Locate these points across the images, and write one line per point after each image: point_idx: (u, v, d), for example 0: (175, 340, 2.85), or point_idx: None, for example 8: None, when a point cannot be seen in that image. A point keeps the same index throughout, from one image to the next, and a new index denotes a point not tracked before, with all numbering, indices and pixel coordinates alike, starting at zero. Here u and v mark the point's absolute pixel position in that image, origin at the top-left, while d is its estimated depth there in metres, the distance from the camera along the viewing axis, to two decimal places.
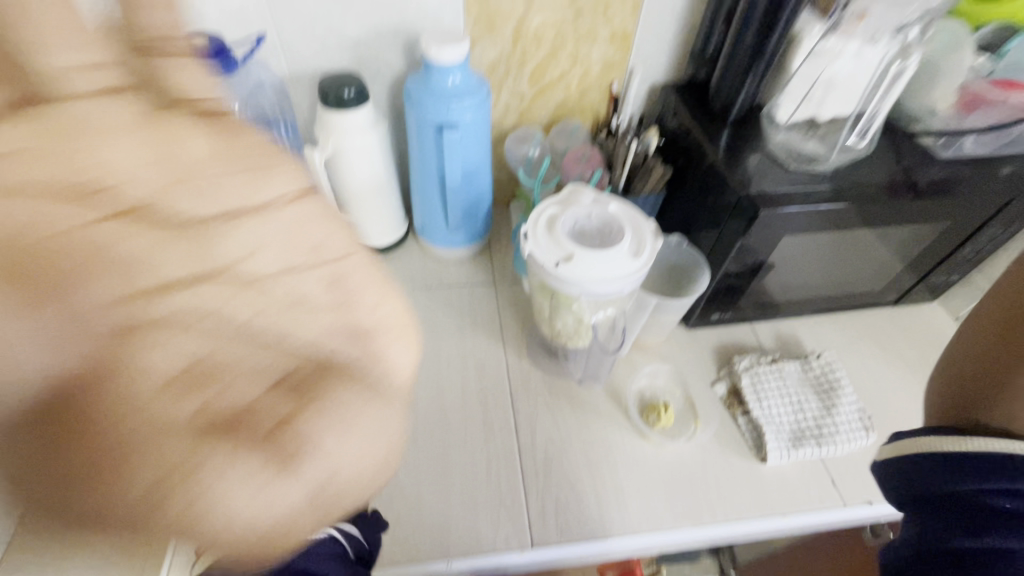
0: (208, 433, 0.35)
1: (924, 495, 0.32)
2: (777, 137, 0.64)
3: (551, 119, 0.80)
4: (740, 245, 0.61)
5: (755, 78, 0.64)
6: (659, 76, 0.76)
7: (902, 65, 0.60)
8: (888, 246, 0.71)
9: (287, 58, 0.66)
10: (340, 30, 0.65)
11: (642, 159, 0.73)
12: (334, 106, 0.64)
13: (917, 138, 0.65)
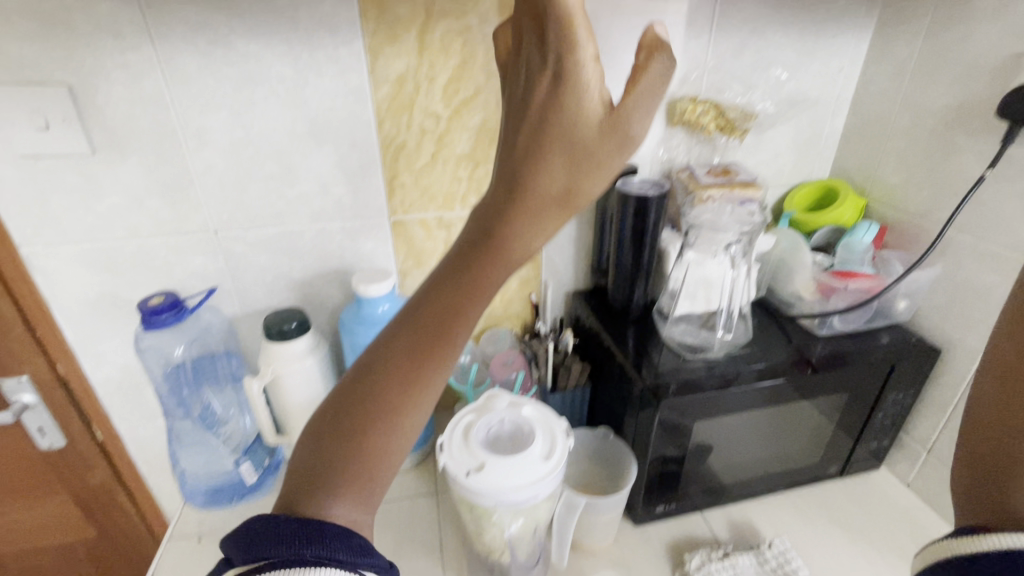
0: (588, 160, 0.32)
1: None
2: (673, 332, 0.72)
3: (481, 328, 0.86)
4: (655, 434, 0.65)
5: (642, 283, 0.75)
6: (571, 284, 0.87)
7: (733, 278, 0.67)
8: (809, 420, 0.74)
9: (240, 301, 0.77)
10: (289, 275, 0.77)
11: (560, 357, 0.79)
12: (277, 338, 0.73)
13: (797, 321, 0.74)
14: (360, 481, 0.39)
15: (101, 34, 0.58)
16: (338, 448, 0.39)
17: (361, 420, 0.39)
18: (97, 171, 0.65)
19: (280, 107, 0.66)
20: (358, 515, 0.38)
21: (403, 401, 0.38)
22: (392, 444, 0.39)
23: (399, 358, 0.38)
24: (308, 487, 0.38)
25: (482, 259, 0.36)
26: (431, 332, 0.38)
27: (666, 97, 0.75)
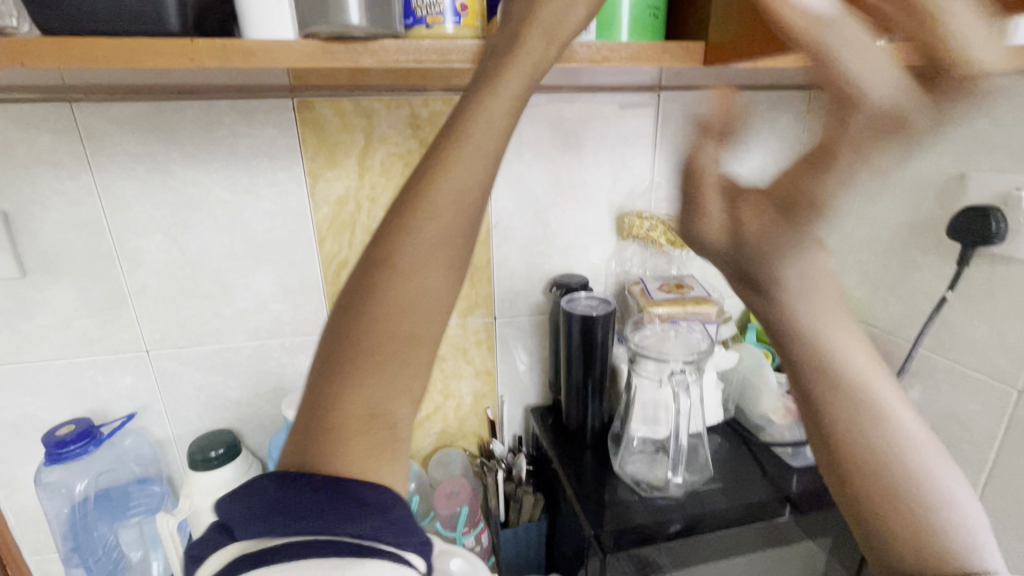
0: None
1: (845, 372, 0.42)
2: (629, 464, 0.64)
3: (434, 449, 0.80)
4: None
5: (597, 403, 0.69)
6: (531, 399, 0.82)
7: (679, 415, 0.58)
8: None
9: (170, 422, 0.72)
10: (223, 393, 0.73)
11: (514, 485, 0.73)
12: (199, 467, 0.67)
13: (773, 448, 0.67)
14: (395, 367, 0.31)
15: (41, 164, 0.59)
16: (362, 334, 0.30)
17: (383, 294, 0.31)
18: (26, 294, 0.64)
19: (218, 227, 0.65)
20: (391, 406, 0.31)
21: (429, 265, 0.31)
22: (423, 316, 0.31)
23: (428, 211, 0.31)
24: (335, 384, 0.30)
25: (504, 89, 0.33)
26: (461, 173, 0.32)
27: (616, 210, 0.74)
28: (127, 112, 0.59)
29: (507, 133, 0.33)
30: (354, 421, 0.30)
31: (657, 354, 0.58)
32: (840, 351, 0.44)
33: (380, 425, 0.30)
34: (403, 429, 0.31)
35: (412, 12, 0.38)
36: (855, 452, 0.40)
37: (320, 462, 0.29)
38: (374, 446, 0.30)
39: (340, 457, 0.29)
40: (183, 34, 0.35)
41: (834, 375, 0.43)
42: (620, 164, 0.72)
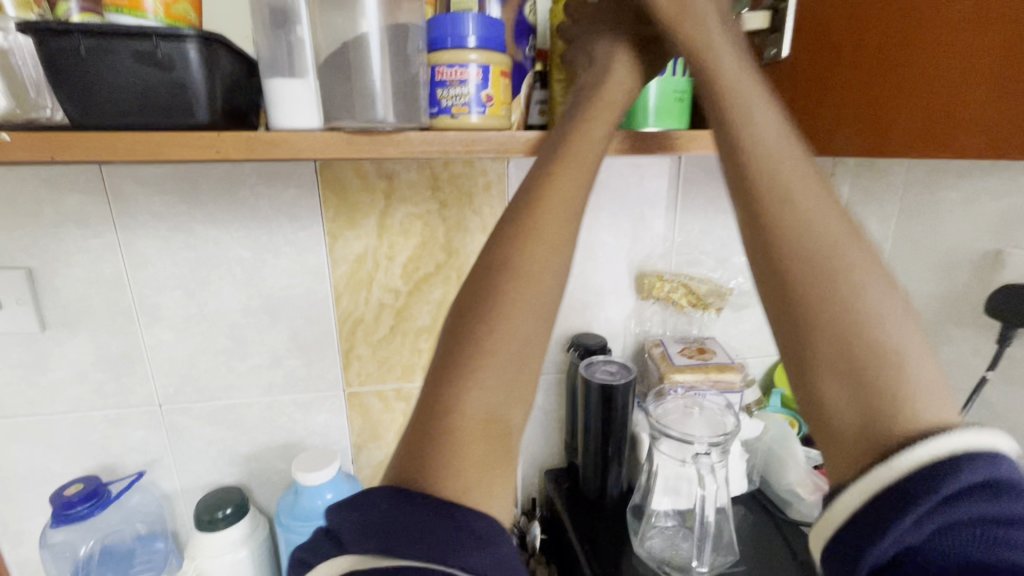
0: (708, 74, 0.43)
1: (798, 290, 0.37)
2: (649, 540, 0.61)
3: None
4: None
5: (615, 471, 0.67)
6: (545, 458, 0.79)
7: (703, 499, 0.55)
8: None
9: (178, 476, 0.71)
10: (233, 449, 0.72)
11: (526, 555, 0.70)
12: (206, 528, 0.65)
13: (803, 527, 0.64)
14: (509, 373, 0.36)
15: (67, 223, 0.60)
16: (482, 343, 0.36)
17: (490, 327, 0.37)
18: (45, 348, 0.64)
19: (236, 283, 0.65)
20: (505, 413, 0.36)
21: (531, 290, 0.38)
22: (527, 330, 0.38)
23: (532, 246, 0.39)
24: (456, 387, 0.35)
25: (582, 145, 0.41)
26: (554, 220, 0.40)
27: (635, 269, 0.73)
28: (153, 173, 0.60)
29: (583, 188, 0.41)
30: (474, 422, 0.35)
31: (680, 434, 0.56)
32: (793, 175, 0.38)
33: (497, 429, 0.35)
34: (514, 433, 0.37)
35: (438, 103, 0.41)
36: (814, 294, 0.36)
37: (435, 474, 0.33)
38: (491, 445, 0.35)
39: (457, 457, 0.33)
40: (212, 125, 0.38)
41: (789, 204, 0.38)
42: (640, 224, 0.71)
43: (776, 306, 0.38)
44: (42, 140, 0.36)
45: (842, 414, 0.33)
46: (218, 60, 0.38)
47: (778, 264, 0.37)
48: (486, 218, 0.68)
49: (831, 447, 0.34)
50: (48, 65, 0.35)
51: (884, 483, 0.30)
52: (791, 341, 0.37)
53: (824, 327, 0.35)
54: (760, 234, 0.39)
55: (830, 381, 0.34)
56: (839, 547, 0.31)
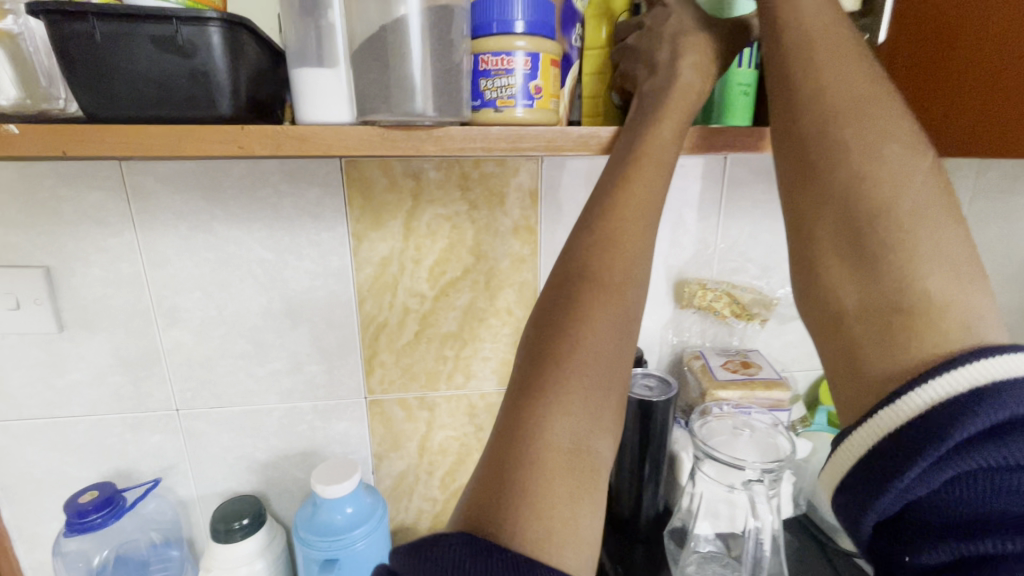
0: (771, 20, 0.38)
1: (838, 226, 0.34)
2: (690, 567, 0.55)
3: None
4: None
5: (651, 493, 0.62)
6: None
7: (755, 527, 0.53)
8: None
9: (195, 482, 0.69)
10: (251, 456, 0.69)
11: None
12: (222, 538, 0.62)
13: (855, 558, 0.59)
14: (593, 394, 0.33)
15: (86, 220, 0.58)
16: (563, 363, 0.33)
17: (570, 340, 0.34)
18: (62, 349, 0.62)
19: (257, 285, 0.63)
20: (591, 441, 0.33)
21: (611, 304, 0.35)
22: (606, 342, 0.35)
23: (611, 254, 0.36)
24: (539, 414, 0.32)
25: (659, 147, 0.38)
26: (633, 229, 0.37)
27: (674, 277, 0.69)
28: (174, 170, 0.58)
29: (661, 192, 0.38)
30: (559, 455, 0.31)
31: (729, 457, 0.51)
32: (833, 67, 0.35)
33: (584, 463, 0.32)
34: (601, 465, 0.33)
35: (481, 95, 0.37)
36: (835, 190, 0.34)
37: (517, 520, 0.29)
38: (579, 481, 0.31)
39: (545, 498, 0.30)
40: (235, 118, 0.35)
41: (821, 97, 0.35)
42: (680, 228, 0.67)
43: (792, 206, 0.36)
44: (49, 131, 0.33)
45: (849, 308, 0.33)
46: (242, 46, 0.35)
47: (800, 157, 0.36)
48: (517, 219, 0.64)
49: (833, 341, 0.34)
50: (61, 52, 0.33)
51: (896, 418, 0.29)
52: (808, 267, 0.35)
53: (838, 225, 0.33)
54: (802, 168, 0.35)
55: (840, 273, 0.33)
56: (848, 484, 0.31)
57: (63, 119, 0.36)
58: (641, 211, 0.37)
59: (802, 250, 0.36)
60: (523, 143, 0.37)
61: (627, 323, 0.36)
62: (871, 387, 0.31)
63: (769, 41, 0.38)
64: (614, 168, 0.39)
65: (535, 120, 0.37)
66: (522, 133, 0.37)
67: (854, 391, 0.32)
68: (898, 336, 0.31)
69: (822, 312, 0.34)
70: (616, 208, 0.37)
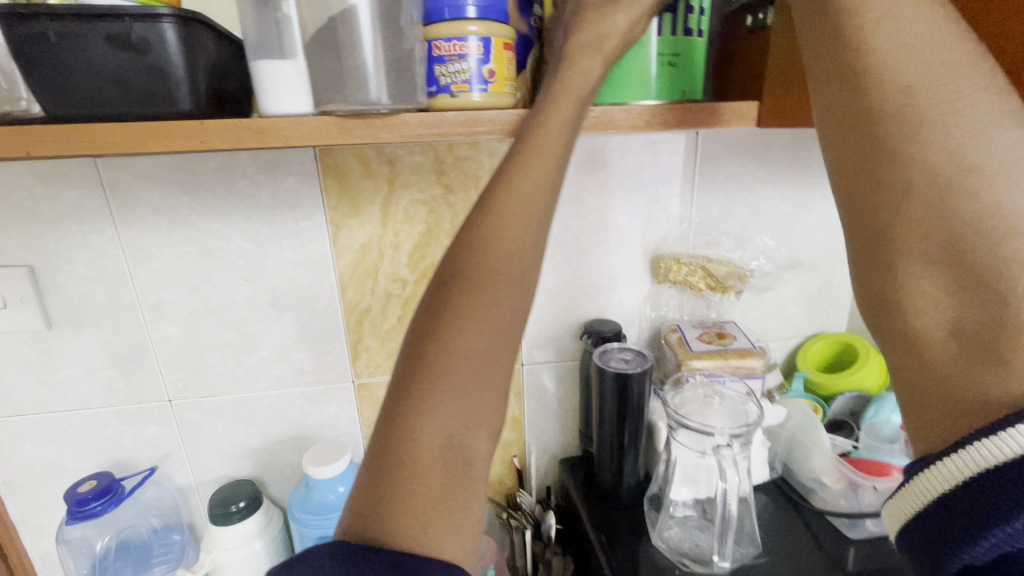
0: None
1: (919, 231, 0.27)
2: (668, 530, 0.59)
3: None
4: None
5: (630, 461, 0.64)
6: (559, 447, 0.78)
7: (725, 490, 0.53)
8: None
9: (193, 469, 0.71)
10: (245, 442, 0.71)
11: (541, 545, 0.69)
12: (220, 521, 0.64)
13: (827, 516, 0.62)
14: (468, 400, 0.33)
15: (66, 218, 0.59)
16: (432, 368, 0.33)
17: (453, 344, 0.33)
18: (53, 346, 0.63)
19: (240, 276, 0.64)
20: (464, 438, 0.32)
21: (487, 309, 0.34)
22: (482, 346, 0.34)
23: (486, 259, 0.35)
24: (410, 417, 0.32)
25: (543, 141, 0.37)
26: (514, 226, 0.36)
27: (651, 253, 0.70)
28: (150, 166, 0.58)
29: (553, 180, 0.38)
30: (426, 455, 0.31)
31: (699, 425, 0.53)
32: (901, 23, 0.28)
33: (449, 466, 0.31)
34: (476, 464, 0.33)
35: (436, 81, 0.38)
36: (919, 182, 0.27)
37: (382, 519, 0.29)
38: (445, 483, 0.31)
39: (410, 504, 0.30)
40: (196, 112, 0.36)
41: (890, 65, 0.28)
42: (656, 204, 0.68)
43: (859, 201, 0.29)
44: (15, 132, 0.34)
45: (936, 323, 0.27)
46: (197, 39, 0.36)
47: (866, 141, 0.29)
48: None
49: (909, 363, 0.28)
50: (19, 55, 0.33)
51: (987, 457, 0.23)
52: (880, 278, 0.29)
53: (926, 226, 0.27)
54: (869, 153, 0.29)
55: (927, 286, 0.27)
56: (924, 528, 0.25)
57: (28, 119, 0.37)
58: (527, 201, 0.36)
59: (876, 252, 0.29)
60: (478, 129, 0.38)
61: (517, 321, 0.35)
62: (951, 412, 0.26)
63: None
64: (506, 161, 0.38)
65: (490, 103, 0.38)
66: (474, 117, 0.38)
67: (938, 419, 0.27)
68: (997, 359, 0.25)
69: (898, 327, 0.28)
70: (492, 202, 0.36)
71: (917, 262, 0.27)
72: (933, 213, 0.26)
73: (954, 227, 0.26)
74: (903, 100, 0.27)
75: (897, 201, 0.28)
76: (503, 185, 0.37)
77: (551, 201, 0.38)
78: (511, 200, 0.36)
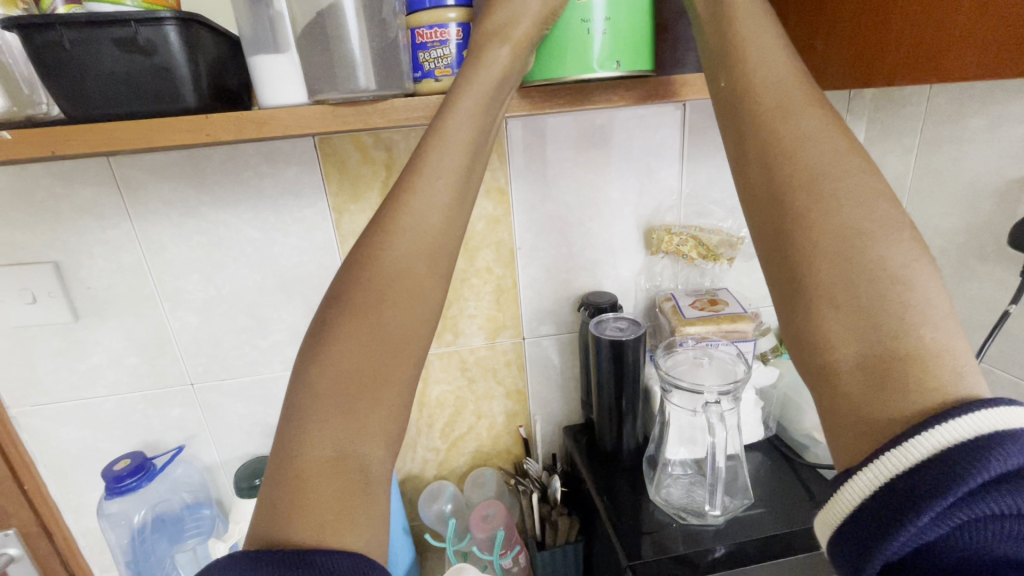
0: (714, 64, 0.36)
1: (826, 270, 0.28)
2: (665, 488, 0.62)
3: (469, 467, 0.81)
4: None
5: (629, 426, 0.68)
6: (562, 416, 0.81)
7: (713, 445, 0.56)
8: None
9: (217, 448, 0.76)
10: (265, 421, 0.75)
11: (549, 506, 0.72)
12: (246, 494, 0.69)
13: (819, 469, 0.65)
14: (356, 414, 0.32)
15: (84, 216, 0.62)
16: (314, 386, 0.32)
17: (331, 361, 0.32)
18: (81, 336, 0.67)
19: (251, 263, 0.67)
20: (356, 447, 0.32)
21: (369, 324, 0.33)
22: (365, 360, 0.33)
23: (381, 279, 0.34)
24: (295, 430, 0.31)
25: (439, 154, 0.36)
26: (417, 220, 0.35)
27: (643, 225, 0.72)
28: (159, 161, 0.61)
29: (468, 170, 0.37)
30: (319, 466, 0.31)
31: (690, 385, 0.57)
32: (786, 103, 0.32)
33: (344, 474, 0.31)
34: (374, 467, 0.32)
35: (421, 67, 0.41)
36: (818, 233, 0.29)
37: (289, 520, 0.30)
38: (337, 490, 0.30)
39: (310, 505, 0.30)
40: (200, 108, 0.39)
41: (796, 131, 0.31)
42: (647, 177, 0.70)
43: (772, 244, 0.31)
44: (35, 133, 0.37)
45: (843, 359, 0.27)
46: (198, 39, 0.38)
47: (774, 193, 0.31)
48: (489, 181, 0.67)
49: (825, 398, 0.28)
50: (37, 62, 0.36)
51: (902, 460, 0.24)
52: (797, 314, 0.29)
53: (832, 270, 0.28)
54: (776, 205, 0.31)
55: (837, 321, 0.28)
56: (846, 533, 0.26)
57: (46, 122, 0.40)
58: (430, 197, 0.35)
59: (789, 294, 0.30)
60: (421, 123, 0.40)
61: (410, 330, 0.34)
62: (868, 428, 0.26)
63: (733, 61, 0.34)
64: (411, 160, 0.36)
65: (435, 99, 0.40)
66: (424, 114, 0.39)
67: (857, 444, 0.27)
68: (899, 386, 0.26)
69: (813, 363, 0.29)
70: (394, 204, 0.35)
71: (825, 300, 0.28)
72: (836, 255, 0.28)
73: (852, 267, 0.28)
74: (801, 158, 0.30)
75: (802, 246, 0.29)
76: (402, 187, 0.36)
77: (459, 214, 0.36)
78: (407, 201, 0.35)
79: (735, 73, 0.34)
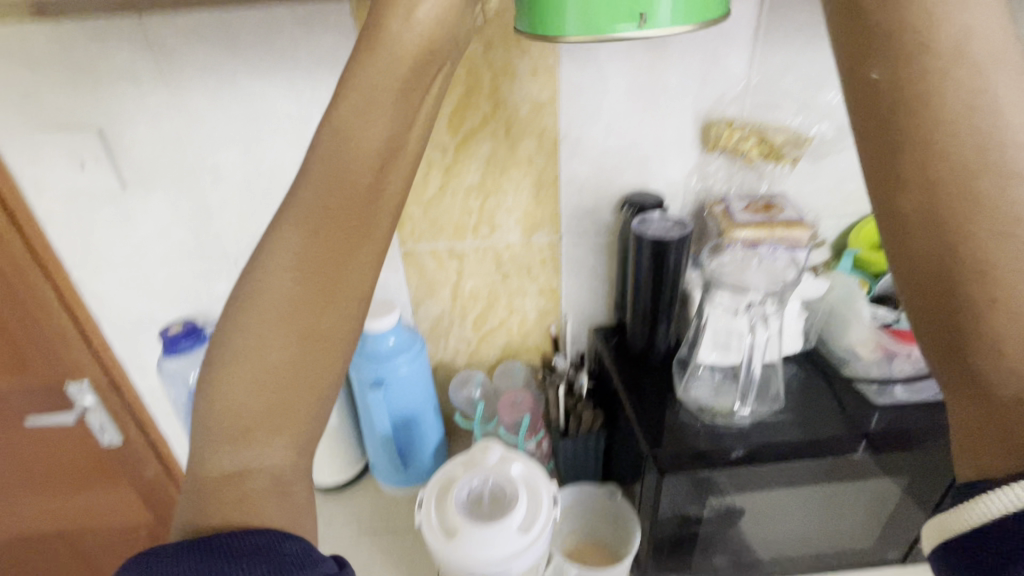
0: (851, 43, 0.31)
1: (1001, 313, 0.28)
2: (695, 391, 0.63)
3: (497, 360, 0.84)
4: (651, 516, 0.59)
5: (664, 328, 0.67)
6: (595, 318, 0.81)
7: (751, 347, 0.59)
8: (862, 510, 0.61)
9: None
10: None
11: (573, 400, 0.73)
12: None
13: (855, 384, 0.63)
14: (263, 423, 0.34)
15: (123, 81, 0.61)
16: (215, 400, 0.34)
17: (228, 380, 0.34)
18: (130, 206, 0.69)
19: (289, 140, 0.66)
20: (268, 442, 0.34)
21: (263, 348, 0.34)
22: (260, 382, 0.34)
23: (277, 303, 0.35)
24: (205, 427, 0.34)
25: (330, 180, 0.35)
26: (307, 249, 0.35)
27: (702, 118, 0.66)
28: (191, 23, 0.58)
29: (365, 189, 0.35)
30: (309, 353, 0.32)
31: (737, 282, 0.57)
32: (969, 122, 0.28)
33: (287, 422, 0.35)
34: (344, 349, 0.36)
35: None
36: (997, 273, 0.28)
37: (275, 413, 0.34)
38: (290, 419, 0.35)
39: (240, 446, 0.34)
40: None
41: (974, 154, 0.28)
42: (713, 62, 0.62)
43: (930, 276, 0.29)
44: None
45: (1007, 392, 0.28)
46: None
47: (945, 226, 0.29)
48: (536, 60, 0.62)
49: (971, 419, 0.29)
50: None
51: None
52: (951, 346, 0.29)
53: (1004, 311, 0.28)
54: (949, 239, 0.29)
55: (1000, 358, 0.28)
56: (960, 547, 0.27)
57: None
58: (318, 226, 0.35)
59: (947, 328, 0.29)
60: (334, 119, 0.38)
61: (305, 357, 0.35)
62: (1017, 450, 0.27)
63: (895, 35, 0.29)
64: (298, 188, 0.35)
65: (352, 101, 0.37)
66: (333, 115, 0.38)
67: (1000, 458, 0.27)
68: None
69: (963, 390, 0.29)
70: (282, 233, 0.35)
71: (997, 341, 0.28)
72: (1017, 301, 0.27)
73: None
74: (981, 194, 0.28)
75: (974, 288, 0.28)
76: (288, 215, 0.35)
77: (362, 242, 0.36)
78: (297, 230, 0.35)
79: (897, 50, 0.29)
